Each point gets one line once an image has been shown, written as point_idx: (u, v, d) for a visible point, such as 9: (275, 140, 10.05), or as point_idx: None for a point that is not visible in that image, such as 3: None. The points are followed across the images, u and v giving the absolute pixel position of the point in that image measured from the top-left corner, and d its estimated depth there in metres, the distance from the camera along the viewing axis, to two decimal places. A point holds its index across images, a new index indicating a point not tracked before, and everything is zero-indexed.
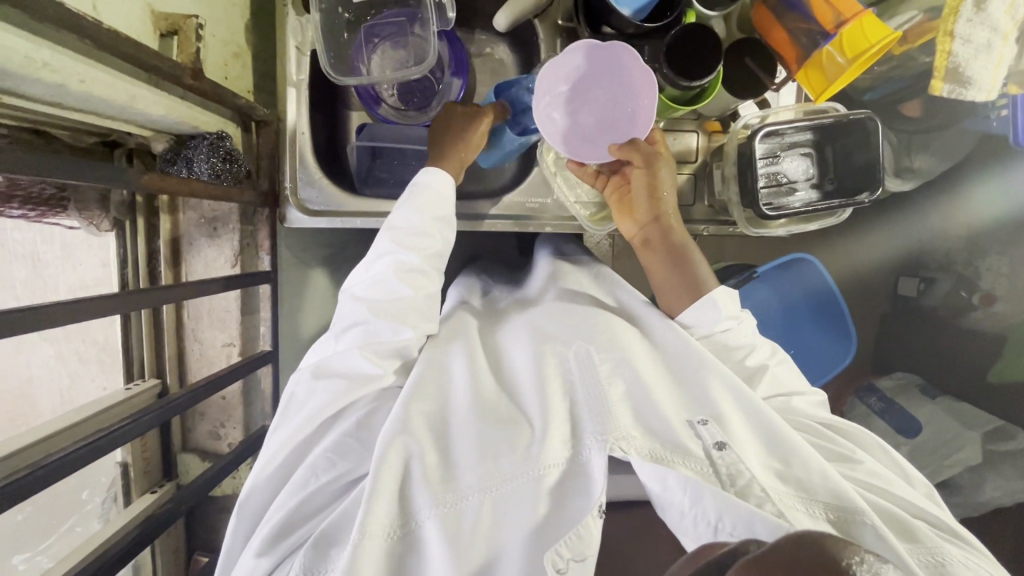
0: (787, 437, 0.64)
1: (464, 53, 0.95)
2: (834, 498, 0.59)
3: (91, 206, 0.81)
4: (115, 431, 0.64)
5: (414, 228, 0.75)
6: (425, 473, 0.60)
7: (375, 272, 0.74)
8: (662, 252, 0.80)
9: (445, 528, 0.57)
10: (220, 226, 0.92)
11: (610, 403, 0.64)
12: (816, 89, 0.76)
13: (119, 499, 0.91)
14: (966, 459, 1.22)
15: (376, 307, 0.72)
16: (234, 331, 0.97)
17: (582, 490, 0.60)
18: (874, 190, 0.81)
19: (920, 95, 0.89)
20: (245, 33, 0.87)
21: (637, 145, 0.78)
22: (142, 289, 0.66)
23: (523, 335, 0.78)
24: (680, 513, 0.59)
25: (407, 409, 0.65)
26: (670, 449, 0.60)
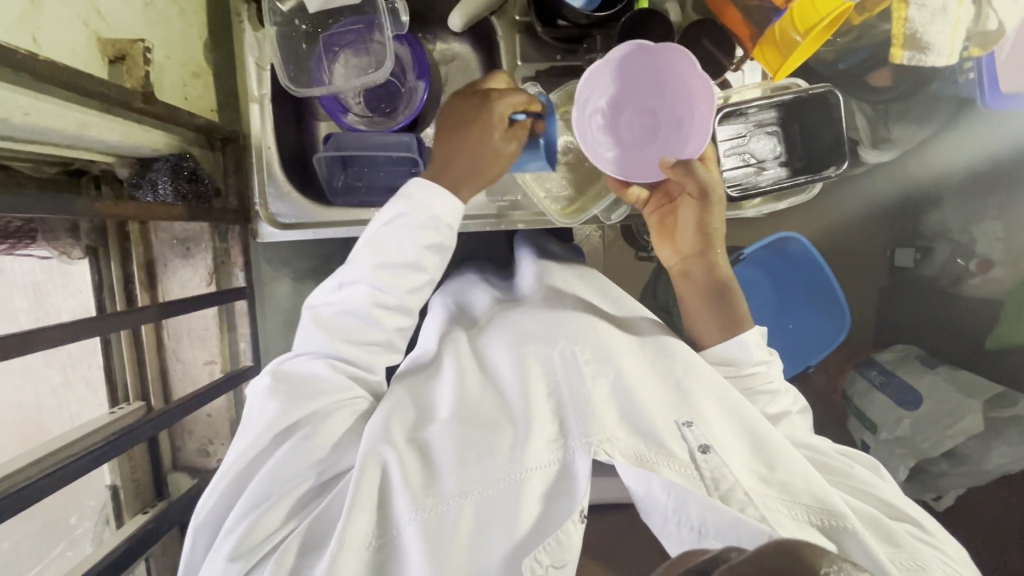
0: (770, 441, 0.65)
1: (425, 56, 0.94)
2: (819, 504, 0.59)
3: (61, 236, 0.81)
4: (87, 456, 0.65)
5: (400, 260, 0.71)
6: (405, 474, 0.61)
7: (344, 297, 0.72)
8: (704, 287, 0.78)
9: (426, 530, 0.57)
10: (193, 247, 0.92)
11: (594, 405, 0.65)
12: (773, 65, 0.75)
13: (112, 521, 0.92)
14: (969, 428, 1.20)
15: (340, 338, 0.70)
16: (214, 348, 0.98)
17: (567, 493, 0.59)
18: (840, 164, 0.80)
19: (887, 64, 0.87)
20: (205, 52, 0.87)
21: (693, 170, 0.75)
22: (107, 313, 0.67)
23: (505, 340, 0.78)
24: (664, 517, 0.58)
25: (389, 421, 0.66)
26: (655, 451, 0.60)
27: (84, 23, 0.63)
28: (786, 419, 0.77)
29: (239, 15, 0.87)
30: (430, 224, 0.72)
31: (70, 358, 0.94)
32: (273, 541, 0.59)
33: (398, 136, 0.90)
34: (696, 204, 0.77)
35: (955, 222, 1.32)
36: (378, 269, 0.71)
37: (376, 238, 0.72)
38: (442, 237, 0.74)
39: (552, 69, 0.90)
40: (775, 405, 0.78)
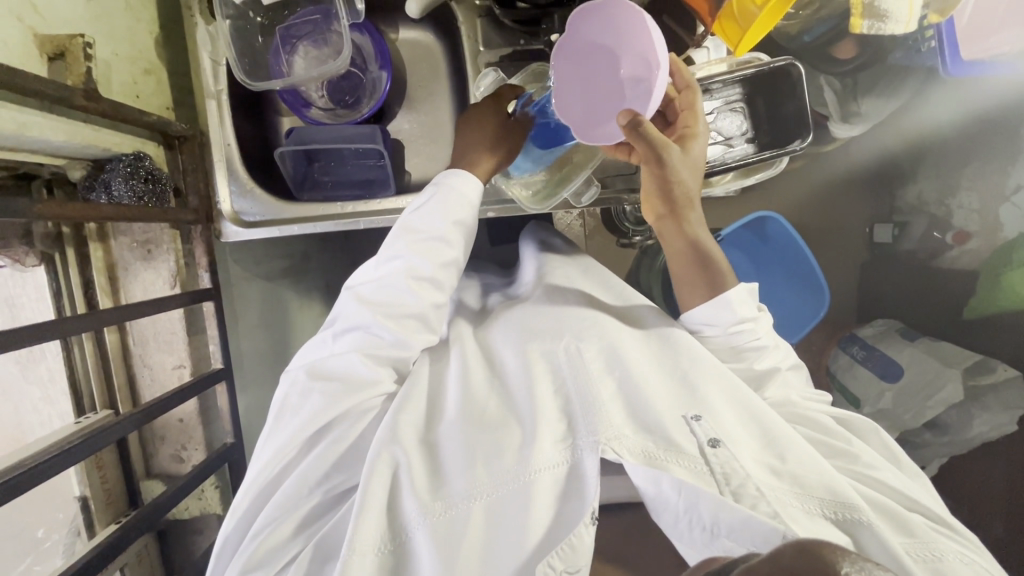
0: (779, 432, 0.64)
1: (386, 45, 0.92)
2: (833, 498, 0.58)
3: (13, 244, 0.78)
4: (41, 464, 0.64)
5: (434, 233, 0.73)
6: (412, 485, 0.60)
7: (383, 273, 0.73)
8: (680, 248, 0.75)
9: (437, 537, 0.56)
10: (154, 249, 0.89)
11: (602, 403, 0.64)
12: (731, 39, 0.74)
13: (82, 532, 0.90)
14: (949, 398, 1.19)
15: (382, 312, 0.71)
16: (182, 353, 0.95)
17: (577, 495, 0.59)
18: (804, 137, 0.80)
19: (848, 35, 0.87)
20: (157, 49, 0.85)
21: (644, 128, 0.66)
22: (59, 317, 0.65)
23: (510, 336, 0.76)
24: (674, 517, 0.58)
25: (398, 423, 0.65)
26: (663, 449, 0.59)
27: (17, 18, 0.61)
28: (786, 398, 0.76)
29: (190, 9, 0.84)
30: (457, 203, 0.74)
31: (33, 369, 0.92)
32: (282, 561, 0.60)
33: (361, 126, 0.88)
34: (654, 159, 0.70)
35: (932, 195, 1.34)
36: (412, 243, 0.72)
37: (407, 222, 0.75)
38: (466, 215, 0.75)
39: (514, 54, 0.88)
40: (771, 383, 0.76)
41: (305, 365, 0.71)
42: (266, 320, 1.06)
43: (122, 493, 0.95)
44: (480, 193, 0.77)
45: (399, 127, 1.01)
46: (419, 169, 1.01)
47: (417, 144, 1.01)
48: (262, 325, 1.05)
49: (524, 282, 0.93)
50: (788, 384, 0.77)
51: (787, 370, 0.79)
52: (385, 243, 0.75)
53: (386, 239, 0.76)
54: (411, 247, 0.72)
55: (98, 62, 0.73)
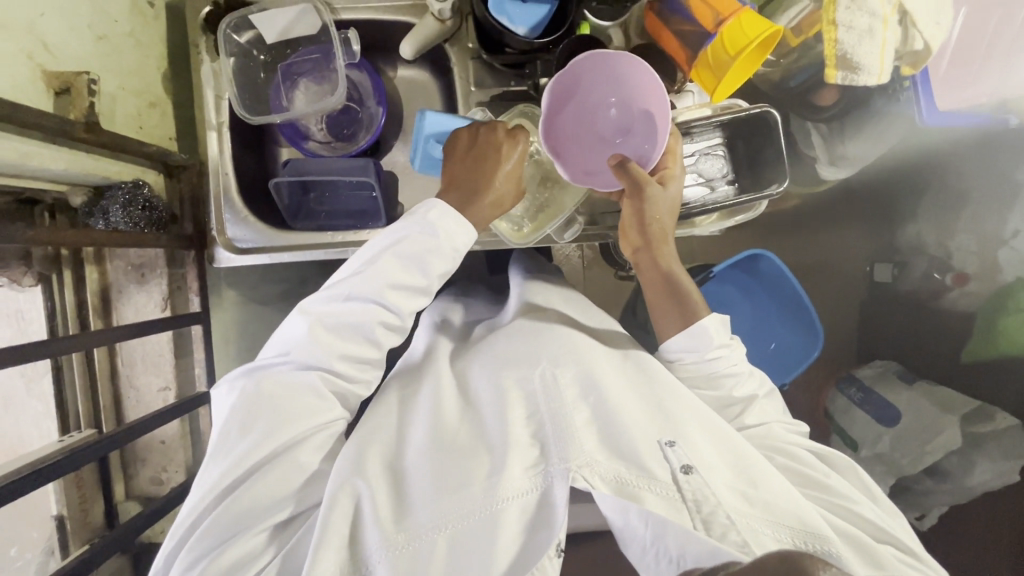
0: (754, 460, 0.65)
1: (383, 83, 0.97)
2: (804, 528, 0.59)
3: (10, 263, 0.82)
4: (16, 482, 0.65)
5: (415, 285, 0.72)
6: (377, 515, 0.60)
7: (346, 311, 0.69)
8: (655, 279, 0.79)
9: (398, 569, 0.57)
10: (147, 273, 0.91)
11: (574, 429, 0.64)
12: (706, 86, 0.74)
13: (54, 553, 0.91)
14: (949, 444, 1.18)
15: (340, 353, 0.69)
16: (169, 376, 0.96)
17: (545, 524, 0.59)
18: (782, 181, 0.80)
19: (829, 83, 0.89)
20: (163, 82, 0.89)
21: (626, 167, 0.75)
22: (46, 338, 0.67)
23: (485, 366, 0.76)
24: (642, 548, 0.60)
25: (363, 456, 0.66)
26: (635, 473, 0.60)
27: (27, 55, 0.65)
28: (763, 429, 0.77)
29: (197, 46, 0.89)
30: (441, 254, 0.73)
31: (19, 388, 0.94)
32: (249, 573, 0.59)
33: (355, 160, 0.90)
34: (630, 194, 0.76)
35: (931, 236, 1.33)
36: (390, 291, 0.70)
37: (388, 257, 0.71)
38: (449, 266, 0.75)
39: (503, 94, 0.91)
40: (750, 418, 0.77)
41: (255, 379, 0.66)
42: (257, 343, 1.08)
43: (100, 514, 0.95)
44: (470, 242, 0.75)
45: (393, 160, 1.04)
46: (410, 200, 1.04)
47: (410, 176, 1.04)
48: (251, 348, 1.07)
49: (508, 309, 0.92)
50: (768, 420, 0.78)
51: (767, 403, 0.79)
52: (354, 275, 0.70)
53: (357, 269, 0.72)
54: (388, 292, 0.70)
55: (104, 95, 0.76)
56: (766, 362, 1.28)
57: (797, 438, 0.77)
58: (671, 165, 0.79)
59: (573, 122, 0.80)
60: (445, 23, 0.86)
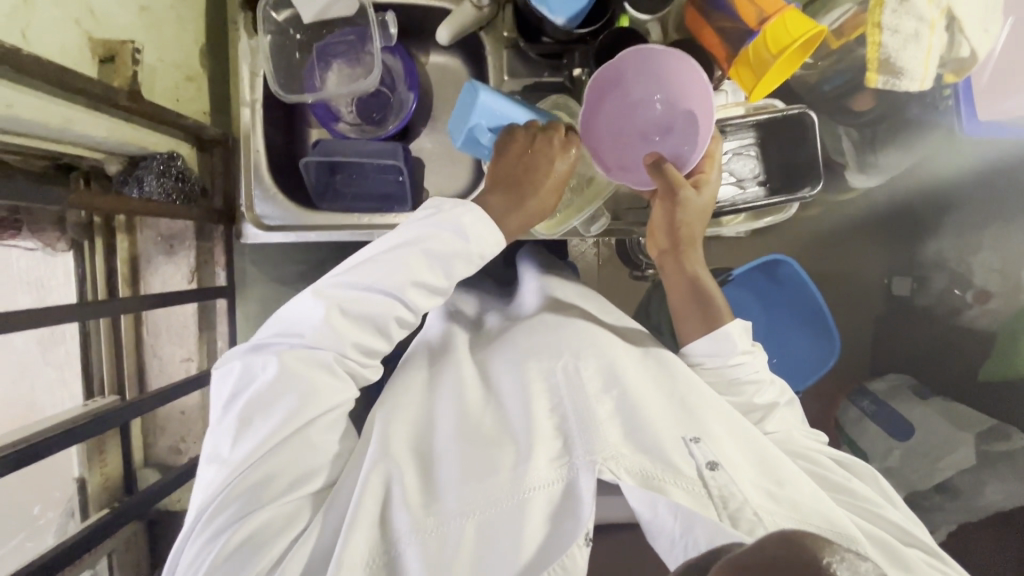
0: (778, 462, 0.66)
1: (415, 68, 0.97)
2: (831, 528, 0.60)
3: (45, 228, 0.81)
4: (45, 441, 0.66)
5: (436, 282, 0.69)
6: (406, 499, 0.61)
7: (365, 300, 0.66)
8: (679, 282, 0.80)
9: (428, 551, 0.57)
10: (177, 244, 0.93)
11: (599, 421, 0.65)
12: (744, 83, 0.74)
13: (76, 514, 0.92)
14: (961, 462, 1.18)
15: (353, 342, 0.66)
16: (193, 347, 1.00)
17: (571, 514, 0.60)
18: (815, 184, 0.80)
19: (865, 89, 0.88)
20: (200, 56, 0.90)
21: (663, 171, 0.75)
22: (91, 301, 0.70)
23: (507, 356, 0.76)
24: (671, 540, 0.60)
25: (388, 438, 0.66)
26: (660, 467, 0.61)
27: (75, 23, 0.66)
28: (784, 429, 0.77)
29: (235, 22, 0.90)
30: (465, 251, 0.69)
31: None
32: (272, 549, 0.58)
33: (386, 143, 0.91)
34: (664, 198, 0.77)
35: (952, 252, 1.32)
36: (410, 286, 0.67)
37: (416, 250, 0.68)
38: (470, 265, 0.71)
39: (536, 84, 0.92)
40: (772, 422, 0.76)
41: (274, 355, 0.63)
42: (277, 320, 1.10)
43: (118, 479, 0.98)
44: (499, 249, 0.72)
45: (421, 146, 1.04)
46: (435, 186, 1.04)
47: (436, 163, 1.04)
48: None
49: (526, 302, 0.91)
50: (789, 424, 0.78)
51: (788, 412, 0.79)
52: (376, 267, 0.67)
53: (376, 257, 0.68)
54: (410, 286, 0.67)
55: (144, 66, 0.77)
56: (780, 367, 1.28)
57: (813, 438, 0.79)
58: (707, 170, 0.78)
59: (616, 112, 0.79)
60: (482, 9, 0.87)
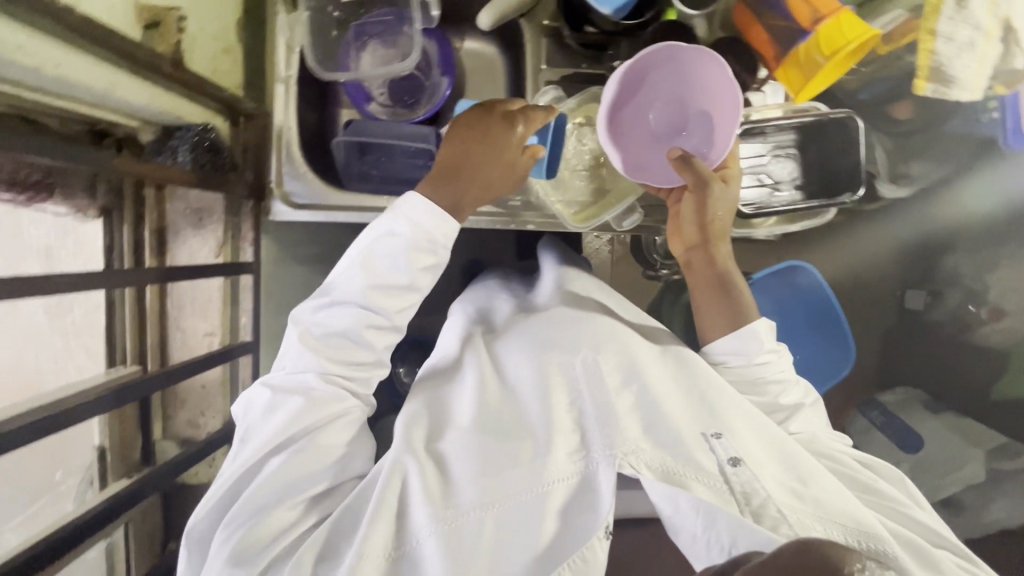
0: (801, 461, 0.65)
1: (452, 52, 0.97)
2: (858, 527, 0.58)
3: (77, 193, 0.81)
4: (71, 410, 0.66)
5: (397, 278, 0.68)
6: (424, 491, 0.60)
7: (334, 315, 0.68)
8: (706, 277, 0.79)
9: (446, 543, 0.57)
10: (206, 217, 0.95)
11: (619, 417, 0.64)
12: (792, 85, 0.73)
13: (94, 483, 0.91)
14: (968, 477, 1.18)
15: (328, 357, 0.67)
16: (215, 320, 1.02)
17: (590, 507, 0.59)
18: (856, 190, 0.80)
19: (906, 97, 0.88)
20: (238, 29, 0.89)
21: (692, 163, 0.75)
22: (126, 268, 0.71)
23: (521, 346, 0.75)
24: (692, 537, 0.58)
25: (409, 434, 0.66)
26: (681, 463, 0.60)
27: None
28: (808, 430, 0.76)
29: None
30: (427, 245, 0.69)
31: None
32: (283, 544, 0.59)
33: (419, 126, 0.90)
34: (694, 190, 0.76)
35: (969, 268, 1.27)
36: (369, 291, 0.67)
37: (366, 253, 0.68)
38: (438, 255, 0.70)
39: (573, 75, 0.92)
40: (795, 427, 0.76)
41: (260, 381, 0.67)
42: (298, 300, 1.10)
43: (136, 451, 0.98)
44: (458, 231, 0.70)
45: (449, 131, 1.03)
46: None
47: None
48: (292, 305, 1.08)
49: (542, 293, 0.88)
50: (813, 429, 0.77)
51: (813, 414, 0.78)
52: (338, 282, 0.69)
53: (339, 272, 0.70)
54: (370, 292, 0.67)
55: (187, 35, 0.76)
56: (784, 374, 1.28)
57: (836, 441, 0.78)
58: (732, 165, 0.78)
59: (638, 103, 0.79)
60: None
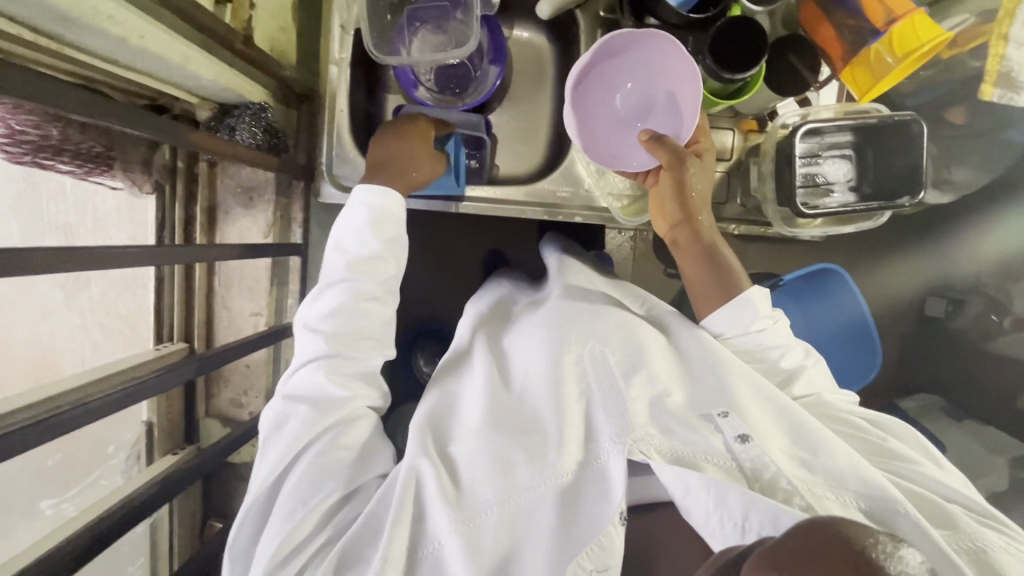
0: (808, 428, 0.62)
1: (504, 41, 0.94)
2: (864, 488, 0.56)
3: (135, 168, 0.84)
4: (125, 393, 0.60)
5: (368, 253, 0.71)
6: (439, 489, 0.59)
7: (326, 298, 0.70)
8: (693, 253, 0.77)
9: (467, 542, 0.57)
10: (256, 197, 0.96)
11: (628, 401, 0.63)
12: (860, 85, 0.76)
13: (142, 458, 0.95)
14: (991, 485, 1.13)
15: (336, 338, 0.67)
16: (262, 301, 1.02)
17: (602, 494, 0.59)
18: (915, 194, 0.79)
19: (965, 101, 0.86)
20: (293, 9, 0.89)
21: (665, 141, 0.74)
22: (184, 245, 0.67)
23: (529, 340, 0.74)
24: (705, 516, 0.55)
25: (423, 435, 0.65)
26: (691, 449, 0.60)
27: None
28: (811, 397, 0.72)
29: None
30: (383, 220, 0.72)
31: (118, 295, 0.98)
32: (314, 541, 0.58)
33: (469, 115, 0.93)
34: (670, 168, 0.75)
35: (993, 276, 1.24)
36: (353, 268, 0.70)
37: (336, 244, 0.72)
38: (397, 229, 0.73)
39: None
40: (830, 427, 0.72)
41: (274, 394, 0.67)
42: None
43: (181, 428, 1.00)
44: (404, 207, 0.74)
45: (494, 120, 1.01)
46: (506, 164, 1.00)
47: (507, 139, 1.01)
48: None
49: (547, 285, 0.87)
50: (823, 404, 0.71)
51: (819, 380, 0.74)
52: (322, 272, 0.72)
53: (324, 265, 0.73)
54: (352, 273, 0.70)
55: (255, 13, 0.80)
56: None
57: (843, 400, 0.74)
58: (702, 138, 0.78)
59: (601, 85, 0.81)
60: None
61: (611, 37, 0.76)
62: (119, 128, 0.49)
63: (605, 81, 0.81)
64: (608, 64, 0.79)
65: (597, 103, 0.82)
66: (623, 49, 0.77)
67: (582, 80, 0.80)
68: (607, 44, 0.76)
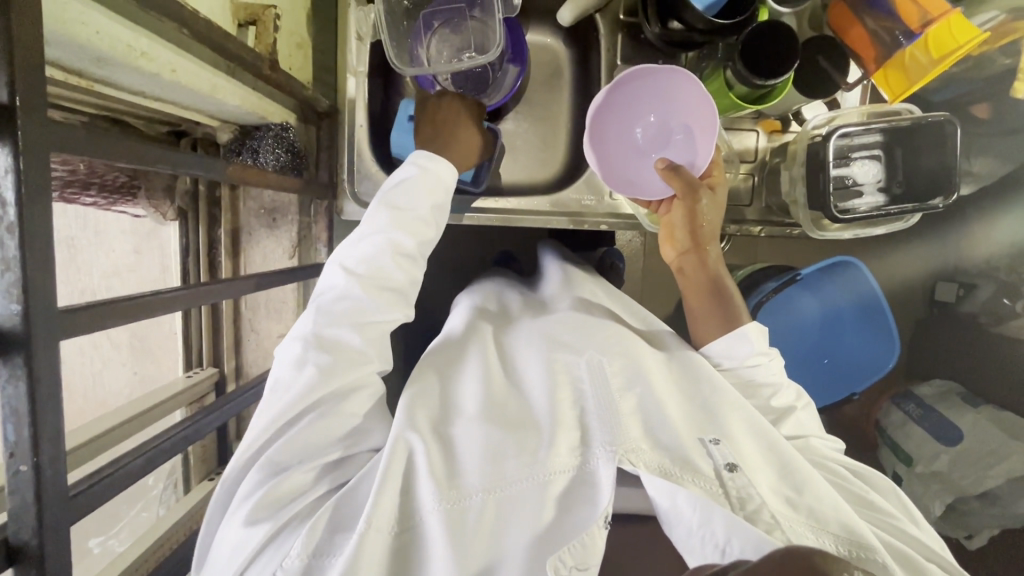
0: (797, 463, 0.57)
1: (523, 38, 0.90)
2: (846, 531, 0.51)
3: (158, 196, 0.90)
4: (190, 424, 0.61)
5: (415, 211, 0.68)
6: (430, 469, 0.54)
7: (362, 245, 0.65)
8: (698, 283, 0.74)
9: (450, 526, 0.51)
10: (279, 217, 0.98)
11: (620, 416, 0.58)
12: (893, 87, 0.79)
13: (179, 486, 1.00)
14: (1011, 471, 1.05)
15: (368, 283, 0.63)
16: (288, 323, 1.04)
17: (589, 499, 0.53)
18: (948, 194, 0.79)
19: (993, 96, 0.87)
20: (308, 24, 0.88)
21: (680, 171, 0.74)
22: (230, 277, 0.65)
23: (532, 343, 0.70)
24: (687, 532, 0.51)
25: (412, 412, 0.59)
26: (679, 466, 0.53)
27: None
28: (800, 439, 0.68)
29: None
30: (433, 184, 0.70)
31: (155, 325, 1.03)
32: (301, 506, 0.53)
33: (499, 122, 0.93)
34: (682, 197, 0.75)
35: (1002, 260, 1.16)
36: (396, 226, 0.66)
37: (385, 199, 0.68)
38: (442, 198, 0.71)
39: None
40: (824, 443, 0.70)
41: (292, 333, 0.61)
42: None
43: (215, 452, 1.04)
44: (453, 173, 0.73)
45: (513, 127, 1.00)
46: (527, 171, 0.99)
47: (529, 146, 1.00)
48: None
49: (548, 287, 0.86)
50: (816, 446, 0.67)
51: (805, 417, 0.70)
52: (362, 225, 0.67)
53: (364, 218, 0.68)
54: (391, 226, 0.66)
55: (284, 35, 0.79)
56: (804, 377, 1.11)
57: (830, 446, 0.70)
58: (716, 172, 0.77)
59: (620, 114, 0.79)
60: None
61: (643, 66, 0.74)
62: (163, 167, 0.49)
63: (626, 112, 0.79)
64: (635, 94, 0.77)
65: (618, 132, 0.79)
66: (654, 83, 0.76)
67: (603, 108, 0.77)
68: (642, 70, 0.74)
